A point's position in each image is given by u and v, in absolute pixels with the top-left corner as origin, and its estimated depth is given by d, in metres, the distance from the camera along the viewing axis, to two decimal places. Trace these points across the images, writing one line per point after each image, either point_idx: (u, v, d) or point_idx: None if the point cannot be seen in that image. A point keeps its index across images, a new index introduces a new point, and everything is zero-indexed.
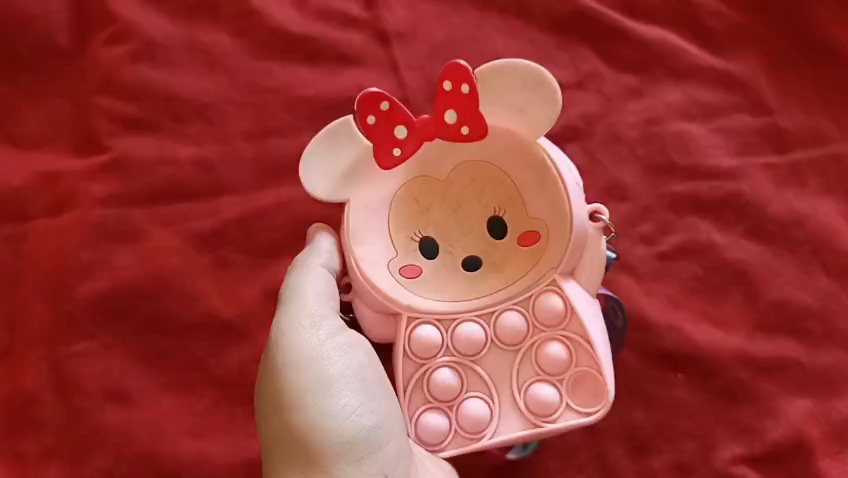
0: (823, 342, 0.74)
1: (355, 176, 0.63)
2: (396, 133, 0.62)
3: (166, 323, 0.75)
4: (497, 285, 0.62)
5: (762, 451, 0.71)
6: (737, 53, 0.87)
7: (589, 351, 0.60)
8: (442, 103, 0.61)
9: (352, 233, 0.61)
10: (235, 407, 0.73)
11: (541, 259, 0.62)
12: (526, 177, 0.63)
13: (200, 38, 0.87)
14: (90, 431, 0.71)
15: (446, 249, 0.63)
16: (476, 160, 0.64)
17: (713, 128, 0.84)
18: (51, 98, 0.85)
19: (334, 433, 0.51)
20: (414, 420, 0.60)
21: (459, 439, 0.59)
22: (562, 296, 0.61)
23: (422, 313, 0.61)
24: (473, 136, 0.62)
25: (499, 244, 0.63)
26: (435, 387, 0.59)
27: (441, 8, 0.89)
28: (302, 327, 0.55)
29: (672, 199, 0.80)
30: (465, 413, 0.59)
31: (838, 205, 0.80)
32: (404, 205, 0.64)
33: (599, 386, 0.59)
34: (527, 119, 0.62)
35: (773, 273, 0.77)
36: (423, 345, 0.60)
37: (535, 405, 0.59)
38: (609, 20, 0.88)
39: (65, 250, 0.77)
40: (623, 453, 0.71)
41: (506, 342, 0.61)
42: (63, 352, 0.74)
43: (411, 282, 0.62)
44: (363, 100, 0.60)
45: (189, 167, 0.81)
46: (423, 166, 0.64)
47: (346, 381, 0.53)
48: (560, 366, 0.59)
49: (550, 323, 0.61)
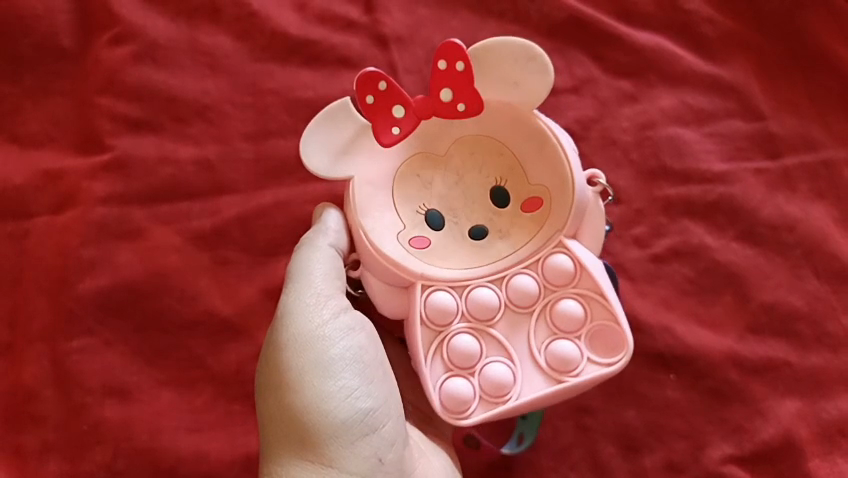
0: (813, 344, 0.76)
1: (357, 153, 0.63)
2: (395, 112, 0.62)
3: (165, 321, 0.76)
4: (505, 250, 0.62)
5: (752, 450, 0.72)
6: (730, 60, 0.89)
7: (603, 304, 0.60)
8: (438, 82, 0.62)
9: (359, 207, 0.62)
10: (233, 404, 0.74)
11: (546, 223, 0.63)
12: (525, 146, 0.64)
13: (202, 40, 0.88)
14: (90, 427, 0.72)
15: (451, 220, 0.63)
16: (475, 134, 0.65)
17: (706, 133, 0.85)
18: (53, 98, 0.86)
19: (329, 414, 0.54)
20: (438, 389, 0.59)
21: (484, 403, 0.59)
22: (571, 255, 0.61)
23: (436, 280, 0.61)
24: (470, 112, 0.63)
25: (502, 212, 0.64)
26: (455, 352, 0.59)
27: (439, 13, 0.91)
28: (306, 309, 0.58)
29: (665, 202, 0.82)
30: (487, 377, 0.59)
31: (828, 209, 0.81)
32: (406, 180, 0.64)
33: (617, 337, 0.59)
34: (523, 91, 0.63)
35: (764, 276, 0.78)
36: (439, 311, 0.60)
37: (556, 362, 0.59)
38: (605, 26, 0.89)
39: (66, 248, 0.78)
40: (614, 452, 0.73)
41: (519, 304, 0.61)
42: (64, 349, 0.75)
43: (421, 252, 0.62)
44: (361, 80, 0.61)
45: (189, 167, 0.82)
46: (423, 142, 0.65)
47: (346, 362, 0.56)
48: (576, 322, 0.60)
49: (561, 282, 0.61)
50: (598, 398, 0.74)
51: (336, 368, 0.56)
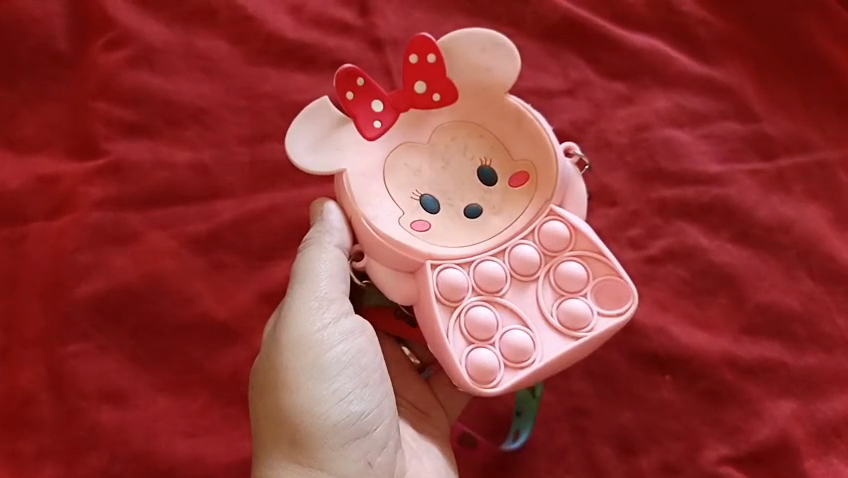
0: (808, 344, 0.76)
1: (345, 147, 0.62)
2: (375, 106, 0.63)
3: (161, 325, 0.76)
4: (502, 224, 0.62)
5: (748, 451, 0.72)
6: (724, 61, 0.89)
7: (603, 261, 0.60)
8: (411, 75, 0.63)
9: (357, 198, 0.61)
10: (229, 407, 0.74)
11: (536, 193, 0.63)
12: (504, 127, 0.65)
13: (197, 44, 0.89)
14: (86, 431, 0.72)
15: (446, 202, 0.63)
16: (452, 120, 0.65)
17: (700, 135, 0.85)
18: (50, 103, 0.86)
19: (321, 417, 0.57)
20: (464, 362, 0.57)
21: (510, 370, 0.58)
22: (565, 221, 0.61)
23: (442, 259, 0.60)
24: (446, 101, 0.64)
25: (493, 189, 0.63)
26: (472, 324, 0.58)
27: (434, 17, 0.91)
28: (308, 310, 0.60)
29: (660, 204, 0.82)
30: (508, 343, 0.58)
31: (822, 210, 0.81)
32: (394, 169, 0.63)
33: (621, 289, 0.59)
34: (493, 74, 0.64)
35: (759, 277, 0.78)
36: (451, 287, 0.59)
37: (569, 320, 0.58)
38: (599, 29, 0.89)
39: (62, 252, 0.78)
40: (610, 453, 0.73)
41: (523, 273, 0.60)
42: (60, 353, 0.75)
43: (424, 234, 0.61)
44: (340, 77, 0.62)
45: (184, 171, 0.82)
46: (406, 132, 0.64)
47: (342, 366, 0.59)
48: (580, 280, 0.60)
49: (559, 246, 0.61)
50: (593, 400, 0.74)
51: (331, 372, 0.58)
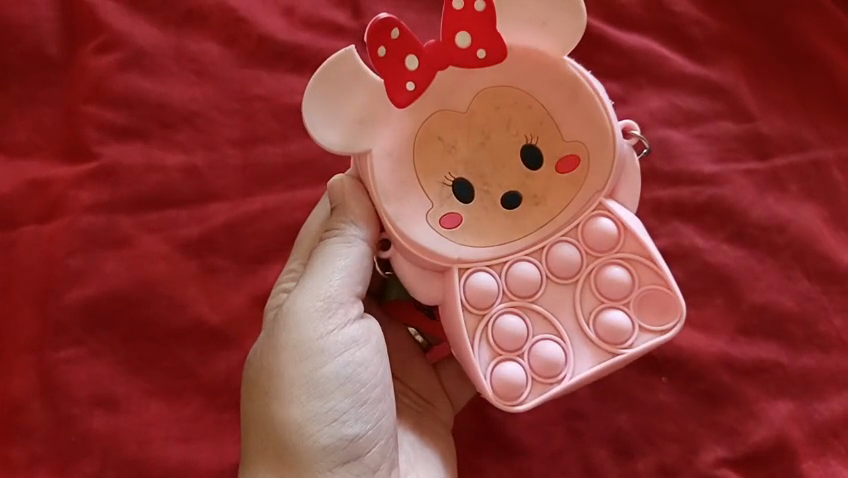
0: (804, 345, 0.75)
1: (371, 121, 0.57)
2: (408, 64, 0.56)
3: (153, 330, 0.76)
4: (541, 218, 0.59)
5: (744, 453, 0.72)
6: (719, 61, 0.88)
7: (651, 267, 0.58)
8: (453, 24, 0.56)
9: (381, 189, 0.58)
10: (223, 412, 0.74)
11: (584, 182, 0.59)
12: (556, 98, 0.59)
13: (189, 46, 0.88)
14: (78, 438, 0.72)
15: (481, 188, 0.59)
16: (497, 84, 0.59)
17: (695, 135, 0.85)
18: (40, 106, 0.86)
19: (310, 437, 0.58)
20: (489, 377, 0.56)
21: (537, 387, 0.56)
22: (614, 218, 0.59)
23: (473, 262, 0.58)
24: (490, 60, 0.58)
25: (537, 174, 0.60)
26: (500, 334, 0.57)
27: (427, 16, 0.90)
28: (311, 317, 0.59)
29: (655, 205, 0.81)
30: (537, 357, 0.56)
31: (818, 210, 0.81)
32: (426, 145, 0.59)
33: (669, 301, 0.57)
34: (553, 35, 0.58)
35: (754, 278, 0.78)
36: (479, 294, 0.57)
37: (607, 334, 0.57)
38: (593, 29, 0.89)
39: (53, 257, 0.78)
40: (606, 455, 0.72)
41: (560, 275, 0.58)
42: (51, 359, 0.74)
43: (453, 232, 0.59)
44: (373, 30, 0.54)
45: (177, 174, 0.82)
46: (442, 98, 0.59)
47: (340, 382, 0.59)
48: (622, 290, 0.57)
49: (604, 247, 0.58)
50: (589, 403, 0.74)
51: (328, 387, 0.58)
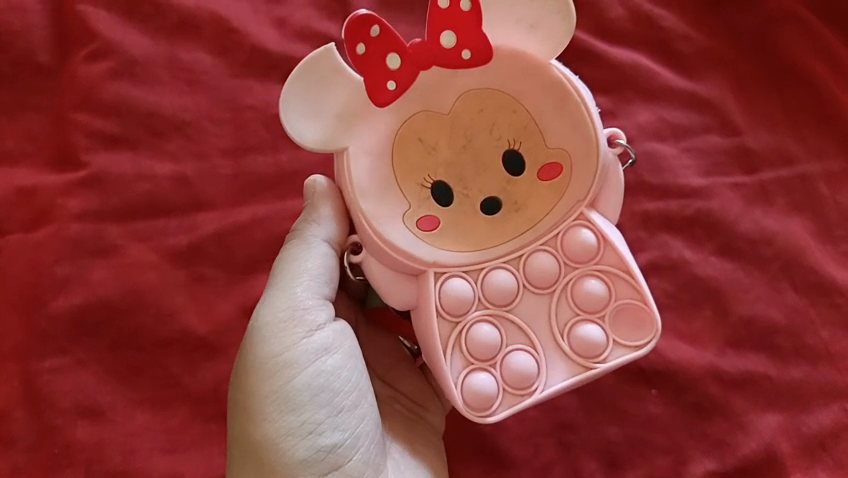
0: (792, 357, 0.76)
1: (350, 117, 0.58)
2: (389, 62, 0.57)
3: (140, 339, 0.75)
4: (522, 224, 0.59)
5: (734, 465, 0.72)
6: (707, 76, 0.89)
7: (629, 282, 0.58)
8: (437, 23, 0.56)
9: (359, 186, 0.57)
10: (209, 423, 0.73)
11: (566, 191, 0.59)
12: (542, 104, 0.59)
13: (179, 55, 0.88)
14: (61, 448, 0.71)
15: (461, 192, 0.59)
16: (482, 86, 0.59)
17: (683, 149, 0.86)
18: (29, 113, 0.85)
19: (286, 452, 0.56)
20: (460, 386, 0.56)
21: (508, 398, 0.57)
22: (595, 230, 0.59)
23: (450, 267, 0.58)
24: (475, 62, 0.58)
25: (518, 180, 0.60)
26: (474, 343, 0.57)
27: (419, 27, 0.91)
28: (277, 329, 0.60)
29: (644, 217, 0.82)
30: (510, 369, 0.56)
31: (804, 222, 0.82)
32: (406, 146, 0.59)
33: (644, 317, 0.57)
34: (539, 37, 0.58)
35: (743, 290, 0.78)
36: (454, 301, 0.57)
37: (582, 348, 0.57)
38: (583, 43, 0.90)
39: (39, 265, 0.77)
40: (596, 467, 0.72)
41: (538, 285, 0.58)
42: (35, 368, 0.73)
43: (430, 235, 0.58)
44: (351, 27, 0.54)
45: (166, 182, 0.81)
46: (426, 97, 0.59)
47: (312, 393, 0.58)
48: (598, 303, 0.57)
49: (583, 258, 0.58)
50: (577, 414, 0.74)
51: (300, 399, 0.58)
